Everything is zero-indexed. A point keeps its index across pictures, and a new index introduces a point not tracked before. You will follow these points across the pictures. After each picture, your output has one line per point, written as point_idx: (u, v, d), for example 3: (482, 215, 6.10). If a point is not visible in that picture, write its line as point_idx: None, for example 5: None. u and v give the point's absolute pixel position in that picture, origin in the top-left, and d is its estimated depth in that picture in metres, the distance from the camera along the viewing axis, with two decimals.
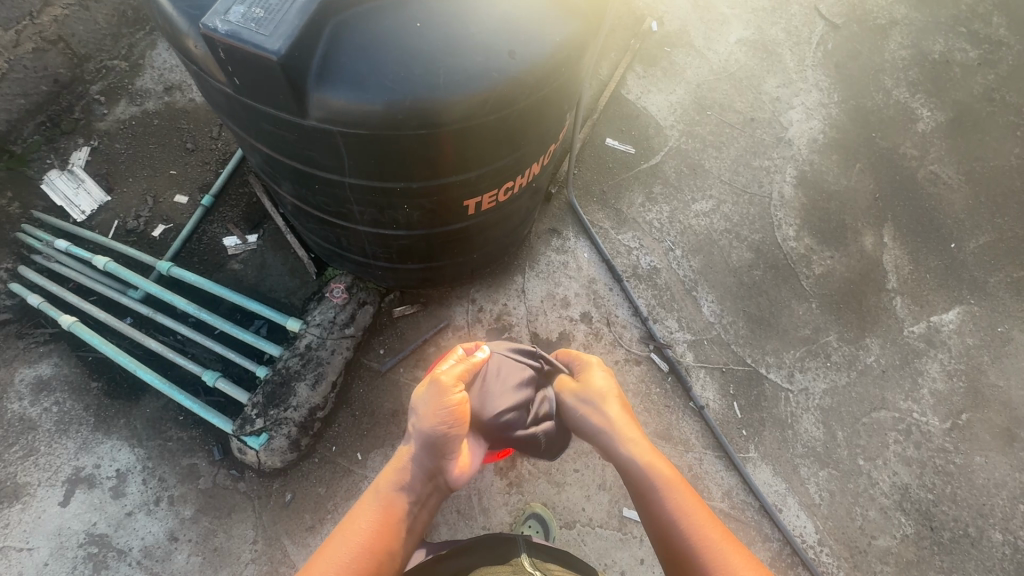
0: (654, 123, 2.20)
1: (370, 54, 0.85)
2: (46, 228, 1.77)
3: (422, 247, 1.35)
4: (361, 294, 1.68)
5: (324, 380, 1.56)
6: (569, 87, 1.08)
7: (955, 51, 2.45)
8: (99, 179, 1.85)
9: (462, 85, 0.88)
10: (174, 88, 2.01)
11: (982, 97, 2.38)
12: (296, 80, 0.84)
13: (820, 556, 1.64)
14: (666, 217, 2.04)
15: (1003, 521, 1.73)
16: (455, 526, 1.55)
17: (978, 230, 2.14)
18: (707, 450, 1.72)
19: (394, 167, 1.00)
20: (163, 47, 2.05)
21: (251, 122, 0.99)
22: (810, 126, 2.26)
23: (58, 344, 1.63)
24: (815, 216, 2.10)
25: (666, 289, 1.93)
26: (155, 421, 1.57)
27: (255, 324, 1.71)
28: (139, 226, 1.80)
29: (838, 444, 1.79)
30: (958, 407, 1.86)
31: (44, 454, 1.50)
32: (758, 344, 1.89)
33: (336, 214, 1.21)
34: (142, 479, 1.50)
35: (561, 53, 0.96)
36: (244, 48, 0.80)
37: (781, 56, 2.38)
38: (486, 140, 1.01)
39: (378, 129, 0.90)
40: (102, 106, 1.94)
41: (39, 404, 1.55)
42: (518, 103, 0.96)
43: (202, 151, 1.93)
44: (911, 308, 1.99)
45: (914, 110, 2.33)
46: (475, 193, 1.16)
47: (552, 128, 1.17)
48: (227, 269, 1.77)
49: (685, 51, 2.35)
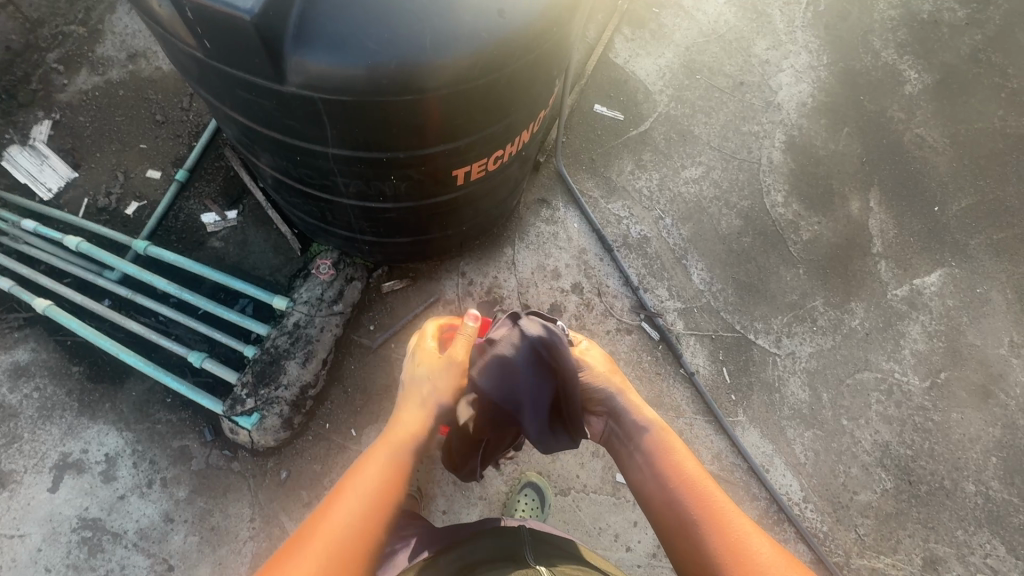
0: (642, 88, 2.15)
1: (351, 13, 0.80)
2: (11, 208, 1.69)
3: (409, 220, 1.32)
4: (349, 269, 1.64)
5: (314, 358, 1.54)
6: (560, 48, 1.03)
7: (944, 10, 2.42)
8: (64, 155, 1.76)
9: (449, 47, 0.84)
10: (138, 55, 1.89)
11: (969, 59, 2.37)
12: (272, 41, 0.79)
13: (804, 512, 1.71)
14: (655, 185, 2.02)
15: (976, 473, 1.81)
16: (452, 498, 1.57)
17: (960, 193, 2.17)
18: (697, 416, 1.76)
19: (379, 136, 0.96)
20: (124, 11, 1.92)
21: (225, 89, 0.94)
22: (798, 89, 2.23)
23: (33, 329, 1.58)
24: (803, 181, 2.10)
25: (656, 258, 1.92)
26: (142, 404, 1.54)
27: (240, 303, 1.67)
28: (111, 204, 1.73)
29: (822, 405, 1.83)
30: (937, 366, 1.92)
31: (29, 441, 1.47)
32: (747, 310, 1.91)
33: (320, 187, 1.17)
34: (132, 462, 1.48)
35: (552, 13, 0.92)
36: (214, 8, 0.76)
37: (770, 17, 2.33)
38: (475, 107, 0.97)
39: (362, 95, 0.85)
40: (62, 75, 1.83)
41: (19, 390, 1.51)
42: (508, 66, 0.92)
43: (173, 123, 1.83)
44: (895, 272, 2.02)
45: (902, 72, 2.31)
46: (463, 163, 1.13)
47: (543, 93, 1.12)
48: (207, 247, 1.71)
49: (673, 12, 2.28)
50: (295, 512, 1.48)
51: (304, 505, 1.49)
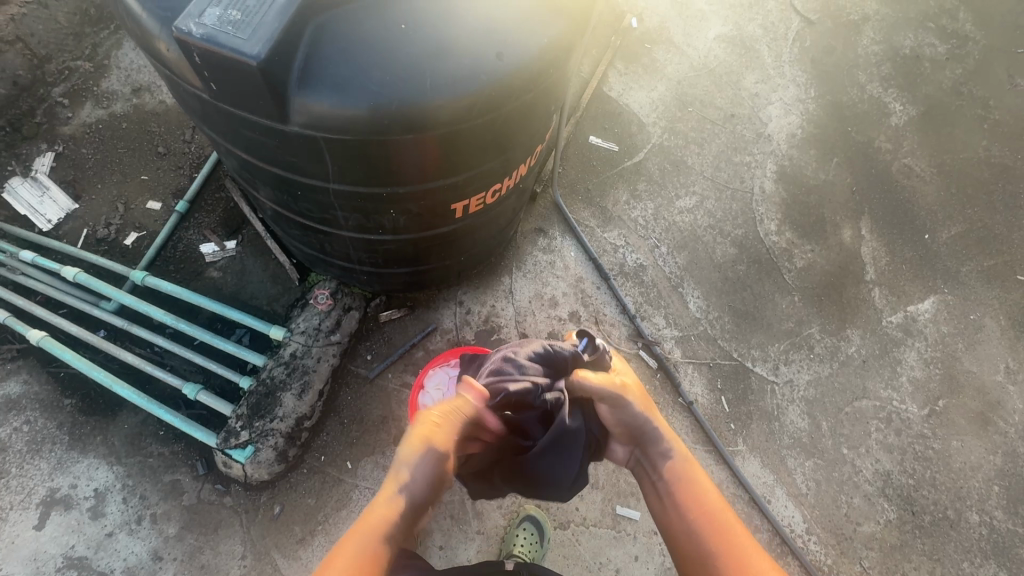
0: (636, 120, 2.20)
1: (353, 57, 0.83)
2: (9, 239, 1.69)
3: (407, 251, 1.33)
4: (347, 299, 1.64)
5: (310, 389, 1.53)
6: (557, 87, 1.06)
7: (924, 46, 2.51)
8: (66, 187, 1.77)
9: (448, 89, 0.86)
10: (142, 89, 1.93)
11: (952, 92, 2.45)
12: (277, 85, 0.81)
13: (808, 544, 1.68)
14: (651, 214, 2.05)
15: (980, 503, 1.79)
16: (449, 532, 1.54)
17: (949, 221, 2.21)
18: (697, 445, 1.74)
19: (380, 173, 0.98)
20: (129, 47, 1.96)
21: (228, 128, 0.96)
22: (787, 121, 2.29)
23: (27, 361, 1.56)
24: (795, 210, 2.14)
25: (652, 286, 1.94)
26: (134, 437, 1.51)
27: (237, 333, 1.66)
28: (110, 234, 1.73)
29: (822, 434, 1.82)
30: (934, 394, 1.92)
31: (16, 476, 1.44)
32: (743, 338, 1.91)
33: (319, 220, 1.18)
34: (122, 498, 1.45)
35: (549, 55, 0.95)
36: (221, 53, 0.77)
37: (759, 52, 2.41)
38: (474, 144, 0.99)
39: (362, 134, 0.87)
40: (66, 109, 1.86)
41: (8, 424, 1.49)
42: (506, 106, 0.95)
43: (175, 155, 1.85)
44: (889, 299, 2.04)
45: (887, 104, 2.38)
46: (462, 197, 1.15)
47: (540, 130, 1.15)
48: (205, 276, 1.71)
49: (665, 48, 2.35)
50: (288, 549, 1.44)
51: (297, 541, 1.45)
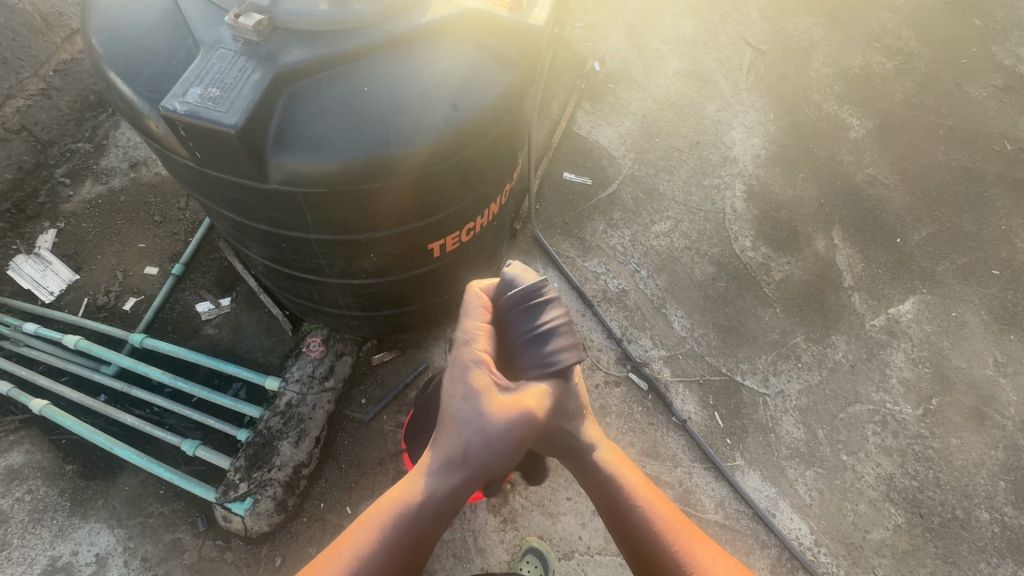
0: (607, 154, 2.32)
1: (324, 119, 0.92)
2: (13, 313, 1.76)
3: (392, 293, 1.39)
4: (339, 345, 1.69)
5: (307, 436, 1.55)
6: (515, 130, 1.16)
7: (873, 64, 2.68)
8: (67, 260, 1.86)
9: (411, 138, 0.95)
10: (139, 164, 2.05)
11: (904, 103, 2.59)
12: (255, 148, 0.90)
13: (819, 556, 1.66)
14: (628, 241, 2.13)
15: (988, 500, 1.78)
16: (453, 571, 1.53)
17: (919, 224, 2.29)
18: (696, 463, 1.74)
19: (356, 220, 1.05)
20: (126, 127, 2.10)
21: (215, 191, 1.04)
22: (751, 143, 2.41)
23: (29, 431, 1.59)
24: (768, 225, 2.22)
25: (636, 309, 1.99)
26: (135, 498, 1.53)
27: (233, 387, 1.71)
28: (109, 301, 1.81)
29: (820, 442, 1.83)
30: (927, 393, 1.94)
31: (18, 547, 1.45)
32: (730, 352, 1.95)
33: (305, 269, 1.25)
34: (123, 561, 1.45)
35: (502, 102, 1.04)
36: (204, 125, 0.85)
37: (716, 82, 2.56)
38: (442, 187, 1.08)
39: (336, 185, 0.95)
40: (68, 187, 1.97)
41: (10, 494, 1.51)
42: (467, 150, 1.03)
43: (170, 222, 1.95)
44: (869, 303, 2.09)
45: (844, 120, 2.51)
46: (437, 237, 1.22)
47: (504, 169, 1.24)
48: (202, 334, 1.77)
49: (628, 86, 2.51)
50: None
51: None
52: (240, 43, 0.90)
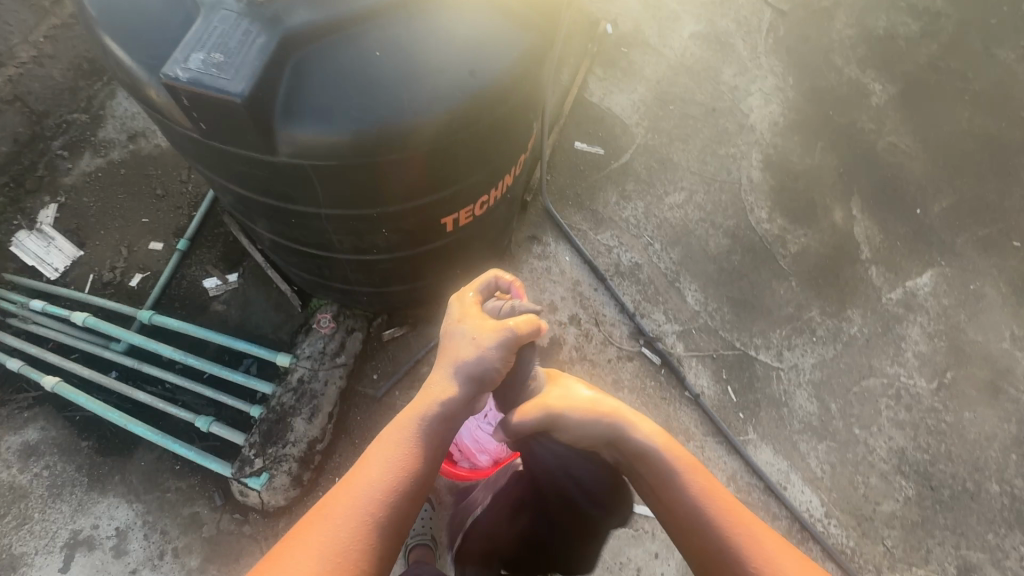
0: (619, 123, 2.24)
1: (334, 87, 0.87)
2: (20, 290, 1.75)
3: (403, 269, 1.36)
4: (349, 321, 1.66)
5: (320, 412, 1.55)
6: (532, 98, 1.10)
7: (898, 25, 2.55)
8: (70, 235, 1.82)
9: (426, 107, 0.90)
10: (138, 135, 1.98)
11: (929, 67, 2.48)
12: (262, 118, 0.85)
13: (828, 528, 1.67)
14: (641, 213, 2.08)
15: (999, 472, 1.78)
16: None
17: (940, 194, 2.23)
18: (707, 437, 1.75)
19: (368, 195, 1.01)
20: (122, 96, 2.03)
21: (221, 164, 1.00)
22: (769, 110, 2.32)
23: (43, 408, 1.60)
24: (784, 197, 2.16)
25: (649, 283, 1.96)
26: (151, 473, 1.54)
27: (244, 363, 1.69)
28: (116, 277, 1.78)
29: (832, 416, 1.82)
30: (942, 366, 1.92)
31: (39, 520, 1.48)
32: (744, 327, 1.92)
33: (315, 245, 1.21)
34: (143, 534, 1.47)
35: (521, 68, 0.98)
36: (208, 93, 0.81)
37: (734, 45, 2.45)
38: (457, 160, 1.03)
39: (347, 158, 0.91)
40: (66, 160, 1.92)
41: (29, 470, 1.52)
42: (484, 120, 0.98)
43: (173, 196, 1.90)
44: (886, 276, 2.05)
45: (867, 85, 2.41)
46: (450, 211, 1.18)
47: (521, 139, 1.18)
48: (210, 310, 1.75)
49: (641, 50, 2.40)
50: None
51: None
52: (243, 3, 0.84)
